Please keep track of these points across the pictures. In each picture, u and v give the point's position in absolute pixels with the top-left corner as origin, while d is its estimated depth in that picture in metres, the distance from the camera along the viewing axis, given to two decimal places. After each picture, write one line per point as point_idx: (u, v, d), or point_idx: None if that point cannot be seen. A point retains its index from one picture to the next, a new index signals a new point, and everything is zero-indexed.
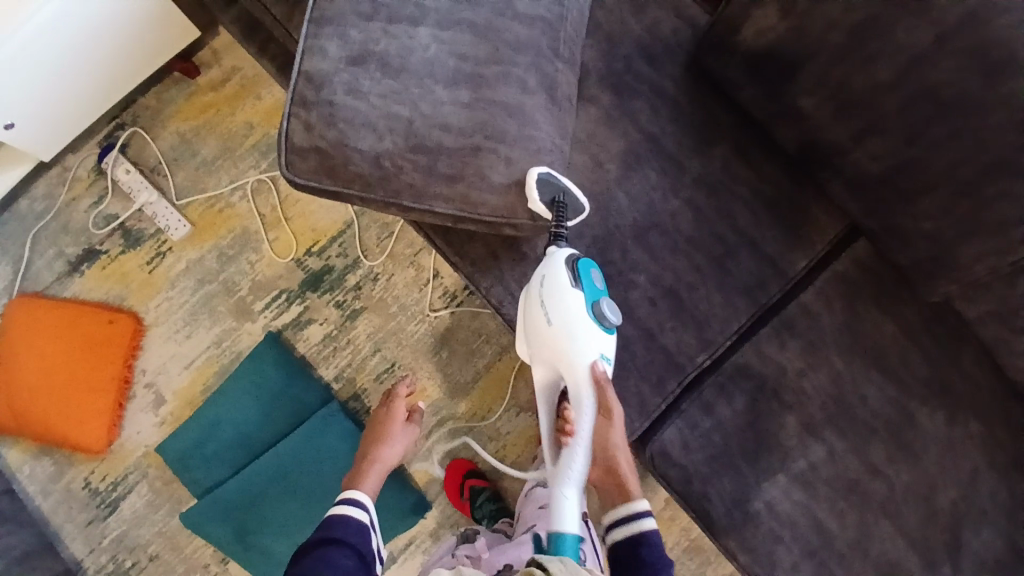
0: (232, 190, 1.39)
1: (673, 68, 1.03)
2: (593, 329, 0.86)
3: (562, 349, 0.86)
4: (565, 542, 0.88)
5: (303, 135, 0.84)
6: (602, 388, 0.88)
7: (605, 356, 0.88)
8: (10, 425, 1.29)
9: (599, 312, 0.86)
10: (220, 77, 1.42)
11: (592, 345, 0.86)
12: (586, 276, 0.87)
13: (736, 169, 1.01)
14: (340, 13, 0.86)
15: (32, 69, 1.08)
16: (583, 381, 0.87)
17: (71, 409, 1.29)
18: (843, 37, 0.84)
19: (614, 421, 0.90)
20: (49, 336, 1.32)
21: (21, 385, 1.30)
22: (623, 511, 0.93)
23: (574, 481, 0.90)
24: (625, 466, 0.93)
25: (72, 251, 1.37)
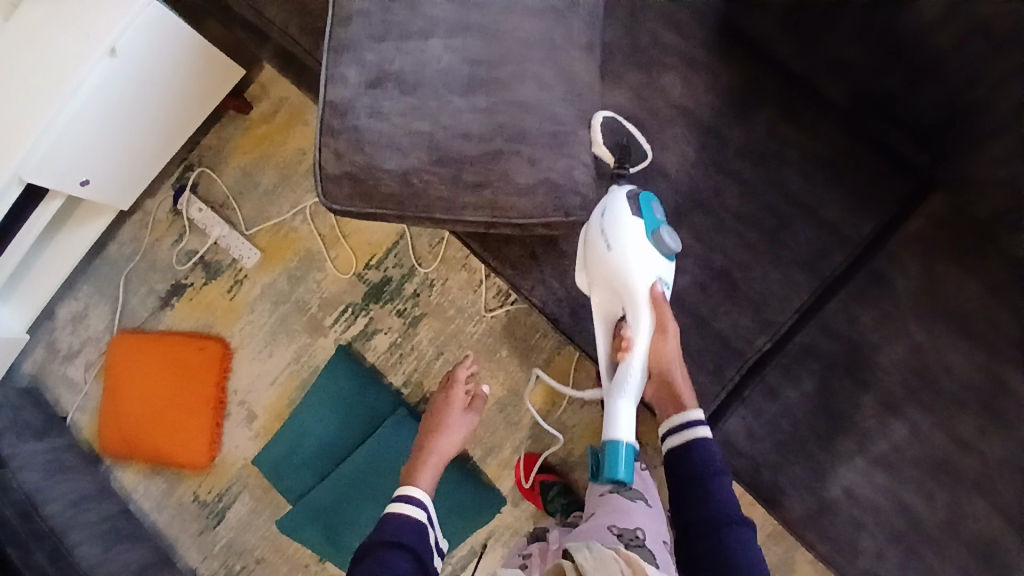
0: (293, 216, 1.47)
1: (701, 35, 0.97)
2: (652, 251, 0.87)
3: (624, 267, 0.86)
4: (619, 450, 0.89)
5: (334, 163, 0.87)
6: (660, 308, 0.88)
7: (666, 278, 0.89)
8: (126, 450, 1.45)
9: (658, 237, 0.87)
10: (270, 109, 1.50)
11: (648, 257, 0.87)
12: (648, 208, 0.88)
13: (782, 132, 0.94)
14: (355, 38, 0.87)
15: (102, 127, 1.20)
16: (641, 296, 0.88)
17: (175, 432, 1.43)
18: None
19: (673, 340, 0.89)
20: (147, 366, 1.46)
21: (129, 414, 1.45)
22: (675, 420, 0.91)
23: (632, 394, 0.90)
24: (682, 383, 0.90)
25: (161, 287, 1.52)
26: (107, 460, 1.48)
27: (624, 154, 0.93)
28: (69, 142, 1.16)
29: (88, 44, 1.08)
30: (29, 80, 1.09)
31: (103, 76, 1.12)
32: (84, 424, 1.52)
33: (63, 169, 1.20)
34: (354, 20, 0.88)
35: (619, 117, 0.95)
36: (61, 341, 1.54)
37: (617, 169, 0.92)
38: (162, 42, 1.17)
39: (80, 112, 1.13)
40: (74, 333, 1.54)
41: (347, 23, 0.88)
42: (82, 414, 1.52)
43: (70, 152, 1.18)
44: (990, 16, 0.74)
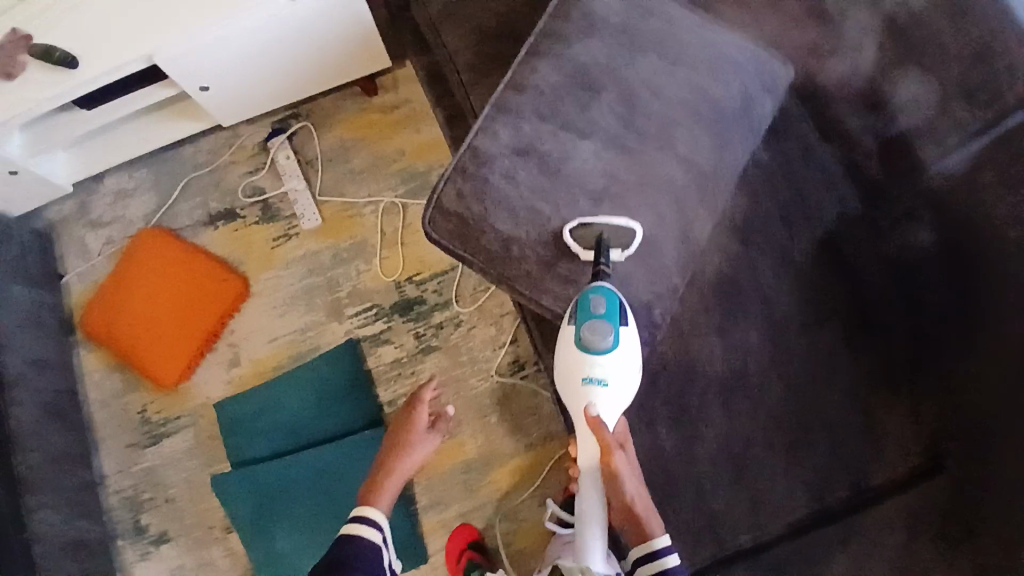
0: (366, 203, 1.51)
1: (807, 240, 1.02)
2: (586, 365, 0.85)
3: (567, 395, 0.88)
4: None
5: (452, 200, 0.91)
6: (599, 434, 0.85)
7: (601, 382, 0.85)
8: (106, 336, 1.44)
9: (590, 342, 0.85)
10: (392, 102, 1.56)
11: (583, 374, 0.85)
12: (584, 303, 0.86)
13: (840, 358, 0.99)
14: (521, 107, 0.92)
15: (243, 48, 1.25)
16: (581, 427, 0.88)
17: (160, 343, 1.43)
18: (992, 256, 0.83)
19: (618, 472, 0.86)
20: (169, 271, 1.47)
21: (129, 306, 1.46)
22: (641, 548, 0.89)
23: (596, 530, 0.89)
24: (643, 511, 0.88)
25: (214, 206, 1.54)
26: (79, 334, 1.47)
27: (598, 252, 0.88)
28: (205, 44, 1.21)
29: None
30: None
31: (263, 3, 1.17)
32: (76, 290, 1.50)
33: (190, 68, 1.25)
34: (526, 91, 0.93)
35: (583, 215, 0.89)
36: (96, 206, 1.55)
37: (596, 266, 0.88)
38: (332, 4, 1.23)
39: (227, 21, 1.18)
40: (111, 206, 1.55)
41: (520, 90, 0.93)
42: (79, 280, 1.51)
43: (203, 54, 1.23)
44: None
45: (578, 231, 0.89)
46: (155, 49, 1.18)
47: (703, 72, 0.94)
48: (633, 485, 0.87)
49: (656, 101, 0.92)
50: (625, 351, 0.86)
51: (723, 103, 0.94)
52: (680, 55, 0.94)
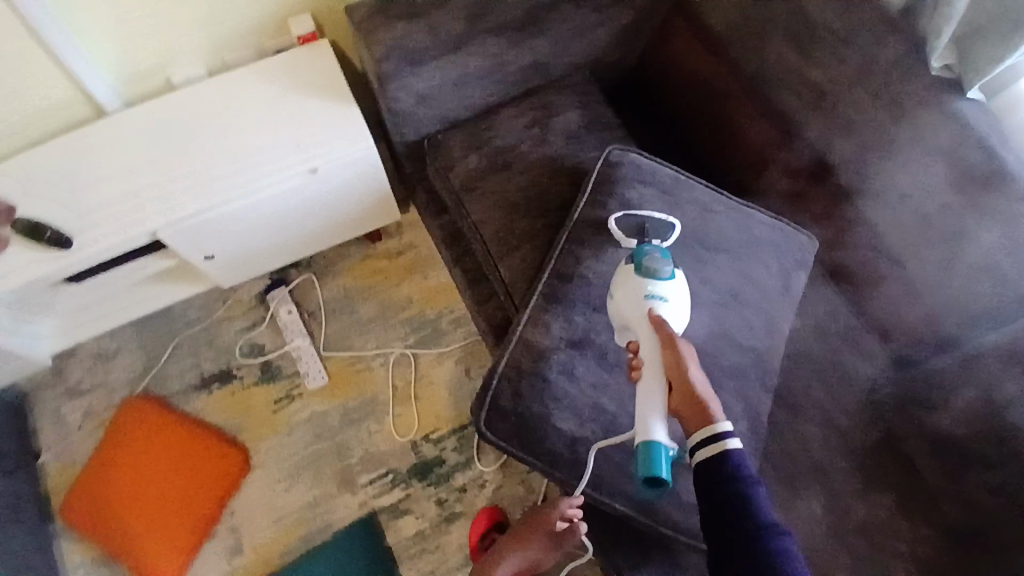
0: (374, 355, 1.44)
1: (850, 402, 1.01)
2: (643, 277, 0.86)
3: (621, 309, 0.86)
4: (652, 452, 0.75)
5: (508, 399, 0.88)
6: (659, 323, 0.82)
7: (662, 298, 0.84)
8: (97, 530, 1.32)
9: (651, 265, 0.86)
10: (396, 248, 1.52)
11: (643, 286, 0.85)
12: (641, 253, 0.88)
13: (899, 525, 0.93)
14: (571, 296, 0.92)
15: (250, 219, 1.20)
16: (641, 328, 0.83)
17: (157, 534, 1.31)
18: None
19: (678, 348, 0.79)
20: (164, 451, 1.37)
21: (121, 494, 1.34)
22: (697, 429, 0.74)
23: (650, 410, 0.78)
24: (704, 391, 0.76)
25: (208, 367, 1.44)
26: (64, 521, 1.34)
27: (641, 237, 0.93)
28: (211, 218, 1.16)
29: (300, 155, 1.16)
30: (235, 157, 1.16)
31: (275, 177, 1.15)
32: (60, 469, 1.38)
33: (197, 238, 1.19)
34: (574, 279, 0.92)
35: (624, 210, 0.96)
36: (75, 373, 1.44)
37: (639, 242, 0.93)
38: (349, 178, 1.21)
39: (236, 195, 1.15)
40: (91, 372, 1.44)
41: (567, 279, 0.93)
42: (61, 457, 1.38)
43: (208, 226, 1.17)
44: None
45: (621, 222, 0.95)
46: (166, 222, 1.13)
47: (745, 257, 0.96)
48: (697, 369, 0.79)
49: (707, 288, 0.92)
50: (682, 286, 0.87)
51: (768, 285, 0.96)
52: (721, 241, 0.96)
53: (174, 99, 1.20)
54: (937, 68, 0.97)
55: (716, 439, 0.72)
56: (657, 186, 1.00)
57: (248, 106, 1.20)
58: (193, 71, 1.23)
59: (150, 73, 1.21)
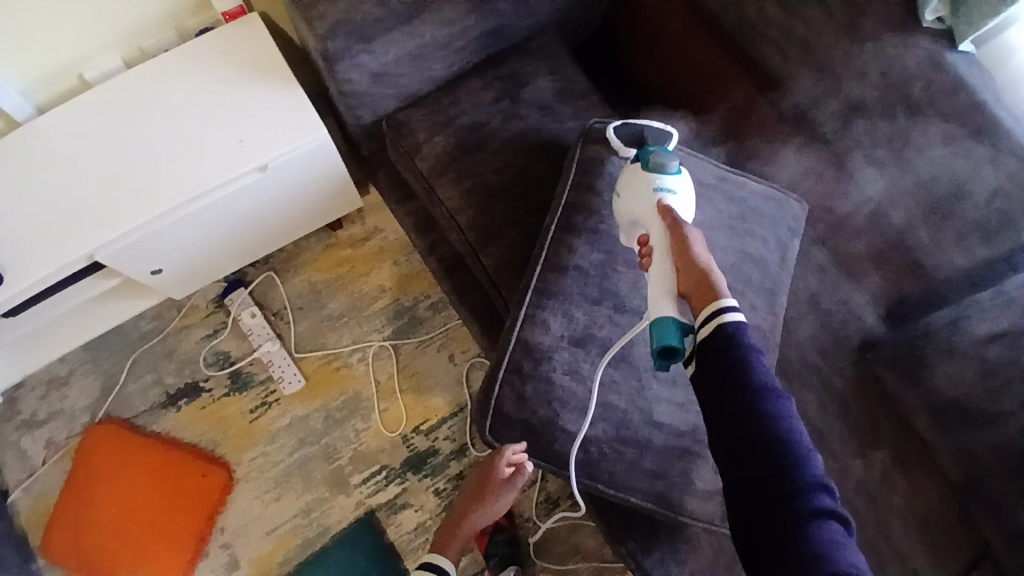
0: (351, 351, 1.37)
1: (842, 360, 1.02)
2: (650, 168, 0.84)
3: (628, 204, 0.84)
4: (662, 325, 0.73)
5: (514, 405, 0.85)
6: (667, 211, 0.80)
7: (670, 189, 0.82)
8: (78, 567, 1.25)
9: (658, 161, 0.84)
10: (360, 234, 1.43)
11: (650, 181, 0.83)
12: (645, 152, 0.87)
13: (895, 477, 0.98)
14: (568, 291, 0.87)
15: (198, 227, 1.09)
16: (648, 217, 0.82)
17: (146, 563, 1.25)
18: None
19: (687, 232, 0.78)
20: (139, 476, 1.29)
21: (100, 526, 1.27)
22: (704, 305, 0.72)
23: (657, 290, 0.76)
24: (712, 271, 0.75)
25: (171, 382, 1.34)
26: (38, 561, 1.25)
27: (639, 147, 0.91)
28: (154, 229, 1.05)
29: (244, 153, 1.04)
30: (172, 161, 1.05)
31: (221, 181, 1.04)
32: (24, 507, 1.28)
33: (140, 253, 1.08)
34: (569, 272, 0.88)
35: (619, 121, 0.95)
36: (26, 404, 1.32)
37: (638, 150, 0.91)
38: (304, 172, 1.11)
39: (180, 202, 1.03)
40: (44, 400, 1.33)
41: (562, 273, 0.88)
42: (26, 494, 1.29)
43: (152, 239, 1.06)
44: None
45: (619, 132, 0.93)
46: (101, 241, 1.01)
47: (741, 234, 0.94)
48: (705, 253, 0.77)
49: None
50: (688, 184, 0.85)
51: (765, 260, 0.94)
52: (714, 217, 0.93)
53: (96, 101, 1.08)
54: (931, 20, 0.95)
55: (716, 316, 0.71)
56: None
57: (180, 101, 1.08)
58: (108, 64, 1.14)
59: (59, 72, 1.12)
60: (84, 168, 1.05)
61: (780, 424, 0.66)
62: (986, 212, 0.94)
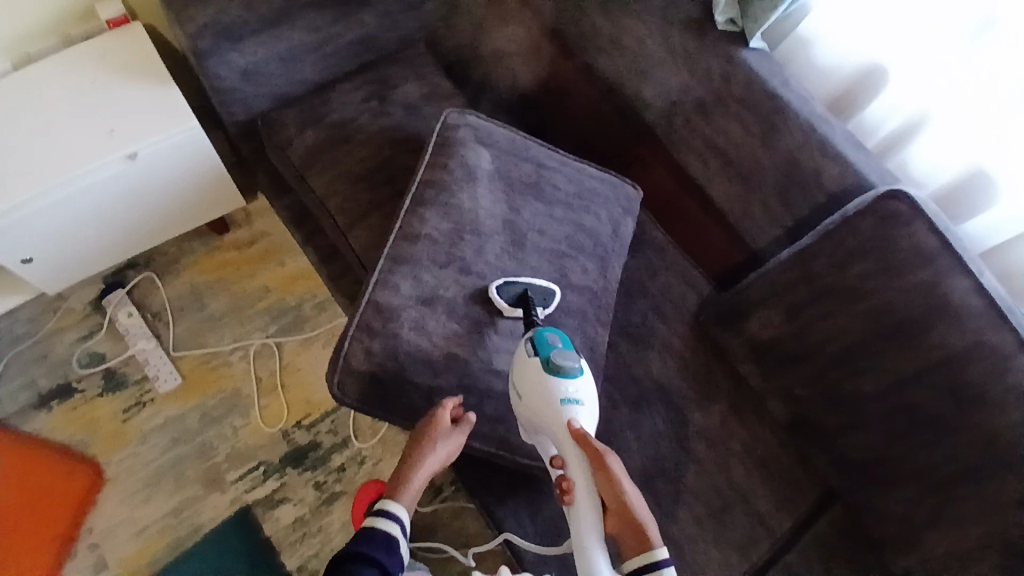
0: (232, 349, 1.38)
1: (680, 325, 1.15)
2: (556, 409, 0.83)
3: (536, 418, 0.84)
4: None
5: (363, 359, 0.88)
6: (588, 445, 0.82)
7: (577, 401, 0.84)
8: None
9: (558, 361, 0.84)
10: (245, 238, 1.47)
11: (557, 393, 0.84)
12: (541, 341, 0.87)
13: (729, 426, 1.10)
14: (417, 256, 0.94)
15: (68, 215, 1.11)
16: (563, 440, 0.83)
17: (6, 567, 1.18)
18: (837, 332, 0.98)
19: (615, 475, 0.81)
20: (2, 479, 1.23)
21: None
22: (640, 559, 0.78)
23: (590, 539, 0.80)
24: (642, 512, 0.80)
25: (44, 384, 1.31)
26: None
27: (525, 307, 0.94)
28: (19, 215, 1.05)
29: (114, 141, 1.08)
30: (42, 150, 1.07)
31: (90, 166, 1.07)
32: None
33: (6, 240, 1.08)
34: (420, 240, 0.95)
35: (506, 279, 0.95)
36: None
37: (528, 317, 0.93)
38: (177, 162, 1.15)
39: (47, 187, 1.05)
40: None
41: (413, 241, 0.95)
42: None
43: (18, 226, 1.06)
44: (912, 401, 0.93)
45: (505, 288, 0.95)
46: None
47: (577, 209, 1.06)
48: (629, 484, 0.82)
49: (541, 239, 1.01)
50: (588, 376, 0.87)
51: (598, 233, 1.06)
52: (552, 196, 1.05)
53: None
54: (722, 22, 1.09)
55: (653, 568, 0.77)
56: (493, 146, 1.05)
57: (53, 97, 1.11)
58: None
59: None
60: None
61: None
62: (791, 182, 1.05)
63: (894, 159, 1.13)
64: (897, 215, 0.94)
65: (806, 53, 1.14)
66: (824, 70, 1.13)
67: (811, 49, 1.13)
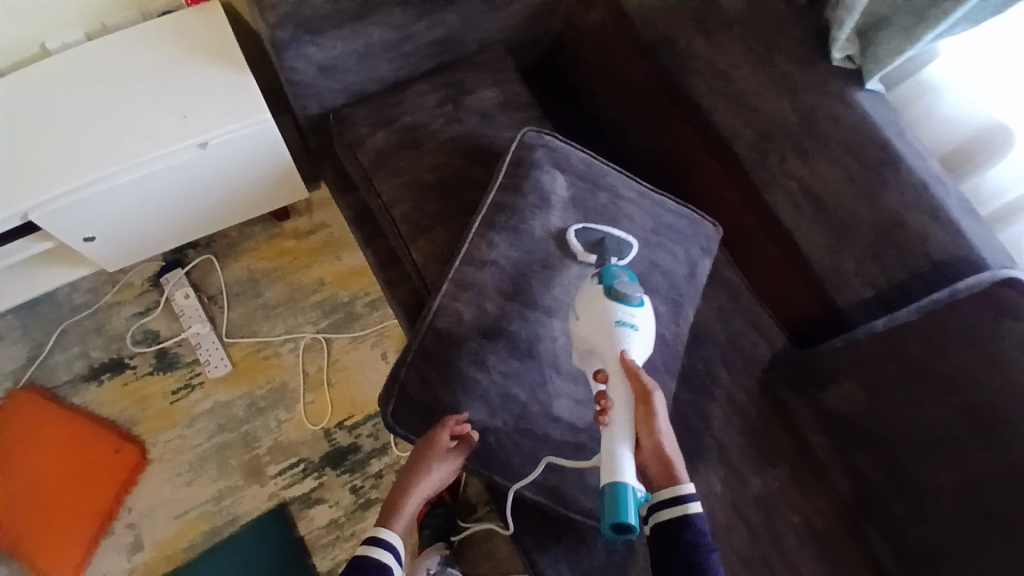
0: (282, 341, 1.37)
1: (747, 377, 1.06)
2: (610, 332, 0.80)
3: (588, 340, 0.81)
4: (626, 495, 0.70)
5: (418, 390, 0.85)
6: (635, 373, 0.78)
7: (633, 327, 0.80)
8: None
9: (621, 290, 0.82)
10: (306, 228, 1.45)
11: (614, 315, 0.80)
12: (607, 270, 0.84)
13: (791, 494, 1.01)
14: (484, 284, 0.89)
15: (135, 198, 1.10)
16: (611, 365, 0.79)
17: (50, 531, 1.21)
18: (919, 421, 0.88)
19: (656, 406, 0.77)
20: (51, 445, 1.26)
21: (6, 492, 1.23)
22: (668, 492, 0.76)
23: (620, 456, 0.74)
24: (675, 453, 0.78)
25: (97, 356, 1.32)
26: None
27: (600, 254, 0.91)
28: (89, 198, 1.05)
29: (185, 129, 1.06)
30: (115, 131, 1.05)
31: (160, 153, 1.05)
32: None
33: (74, 220, 1.07)
34: (487, 266, 0.90)
35: (583, 224, 0.94)
36: None
37: (598, 262, 0.90)
38: (246, 153, 1.13)
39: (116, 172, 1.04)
40: None
41: (480, 266, 0.90)
42: None
43: (87, 208, 1.06)
44: (985, 499, 0.83)
45: (580, 232, 0.93)
46: (34, 203, 1.00)
47: (655, 246, 0.98)
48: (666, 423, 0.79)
49: None
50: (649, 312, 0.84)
51: (676, 273, 0.98)
52: (630, 229, 0.97)
53: (43, 69, 1.09)
54: (840, 58, 0.98)
55: (679, 502, 0.76)
56: (572, 170, 0.98)
57: (130, 76, 1.09)
58: (72, 36, 1.14)
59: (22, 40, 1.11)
60: (26, 130, 1.05)
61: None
62: (896, 241, 0.94)
63: (1006, 231, 0.99)
64: (1008, 305, 0.83)
65: (926, 102, 1.01)
66: (942, 122, 1.01)
67: (931, 98, 1.01)
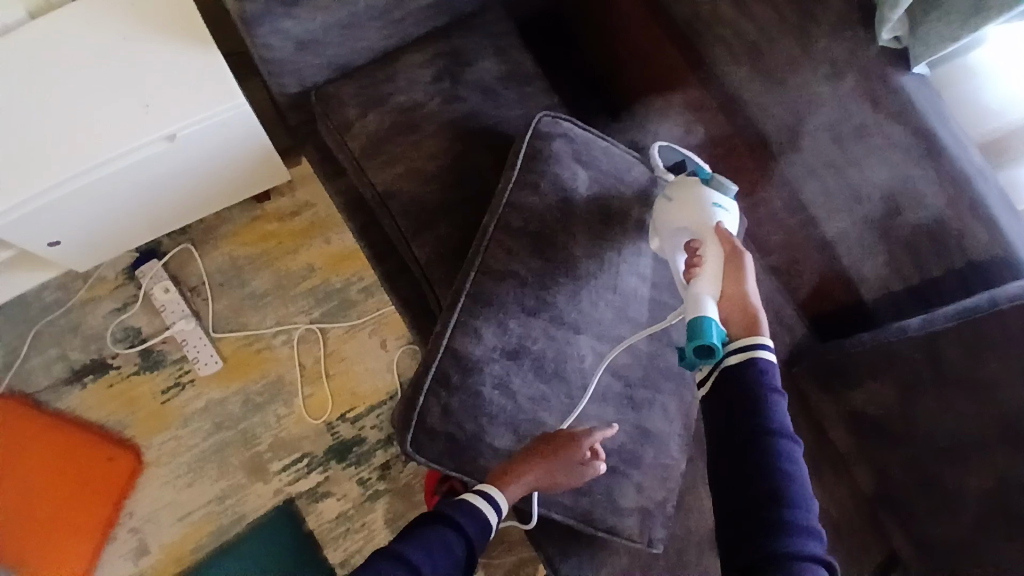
0: (274, 333, 1.29)
1: None
2: (702, 203, 0.81)
3: (677, 212, 0.82)
4: (709, 323, 0.71)
5: (438, 418, 0.80)
6: (725, 239, 0.78)
7: (724, 208, 0.81)
8: None
9: (717, 180, 0.83)
10: (289, 208, 1.34)
11: (708, 194, 0.81)
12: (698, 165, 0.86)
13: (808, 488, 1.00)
14: (504, 300, 0.82)
15: (100, 197, 0.98)
16: (701, 230, 0.80)
17: (49, 541, 1.18)
18: (952, 429, 0.86)
19: (743, 262, 0.76)
20: (40, 454, 1.20)
21: None
22: (744, 337, 0.72)
23: (704, 298, 0.74)
24: (758, 307, 0.75)
25: (77, 358, 1.24)
26: None
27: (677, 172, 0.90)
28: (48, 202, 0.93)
29: (149, 119, 0.93)
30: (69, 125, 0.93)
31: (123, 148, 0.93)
32: None
33: (34, 225, 0.97)
34: (506, 279, 0.83)
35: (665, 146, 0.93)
36: None
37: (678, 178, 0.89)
38: (221, 141, 1.01)
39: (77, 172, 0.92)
40: None
41: (499, 278, 0.82)
42: None
43: (48, 213, 0.95)
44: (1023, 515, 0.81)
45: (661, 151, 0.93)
46: None
47: None
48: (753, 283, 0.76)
49: (643, 285, 0.89)
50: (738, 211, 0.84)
51: None
52: None
53: None
54: (886, 40, 0.90)
55: (754, 346, 0.71)
56: (595, 162, 0.90)
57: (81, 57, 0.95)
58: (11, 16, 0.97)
59: None
60: None
61: (778, 479, 0.66)
62: (933, 238, 0.90)
63: None
64: None
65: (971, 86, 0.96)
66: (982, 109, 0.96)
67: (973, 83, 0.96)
